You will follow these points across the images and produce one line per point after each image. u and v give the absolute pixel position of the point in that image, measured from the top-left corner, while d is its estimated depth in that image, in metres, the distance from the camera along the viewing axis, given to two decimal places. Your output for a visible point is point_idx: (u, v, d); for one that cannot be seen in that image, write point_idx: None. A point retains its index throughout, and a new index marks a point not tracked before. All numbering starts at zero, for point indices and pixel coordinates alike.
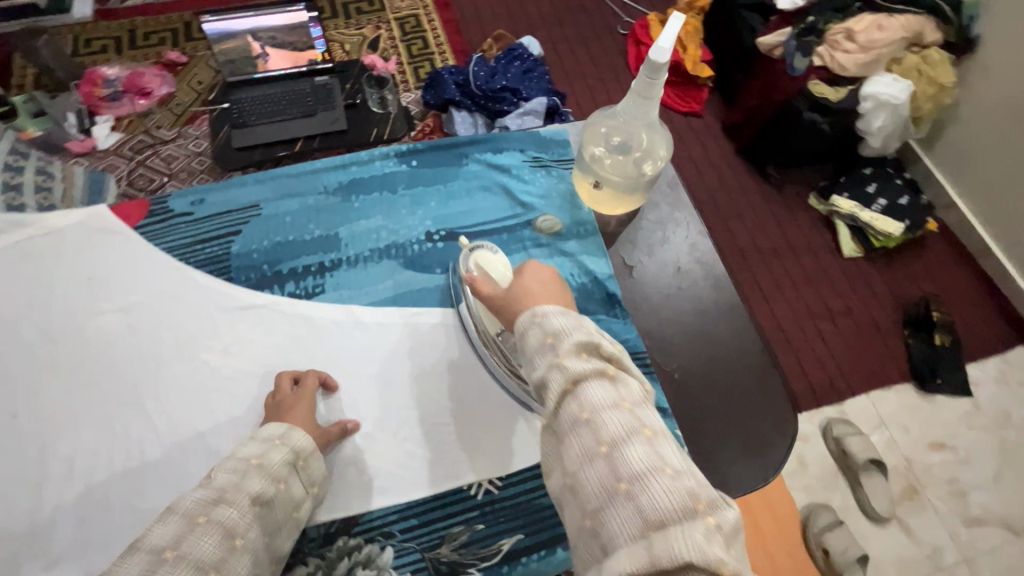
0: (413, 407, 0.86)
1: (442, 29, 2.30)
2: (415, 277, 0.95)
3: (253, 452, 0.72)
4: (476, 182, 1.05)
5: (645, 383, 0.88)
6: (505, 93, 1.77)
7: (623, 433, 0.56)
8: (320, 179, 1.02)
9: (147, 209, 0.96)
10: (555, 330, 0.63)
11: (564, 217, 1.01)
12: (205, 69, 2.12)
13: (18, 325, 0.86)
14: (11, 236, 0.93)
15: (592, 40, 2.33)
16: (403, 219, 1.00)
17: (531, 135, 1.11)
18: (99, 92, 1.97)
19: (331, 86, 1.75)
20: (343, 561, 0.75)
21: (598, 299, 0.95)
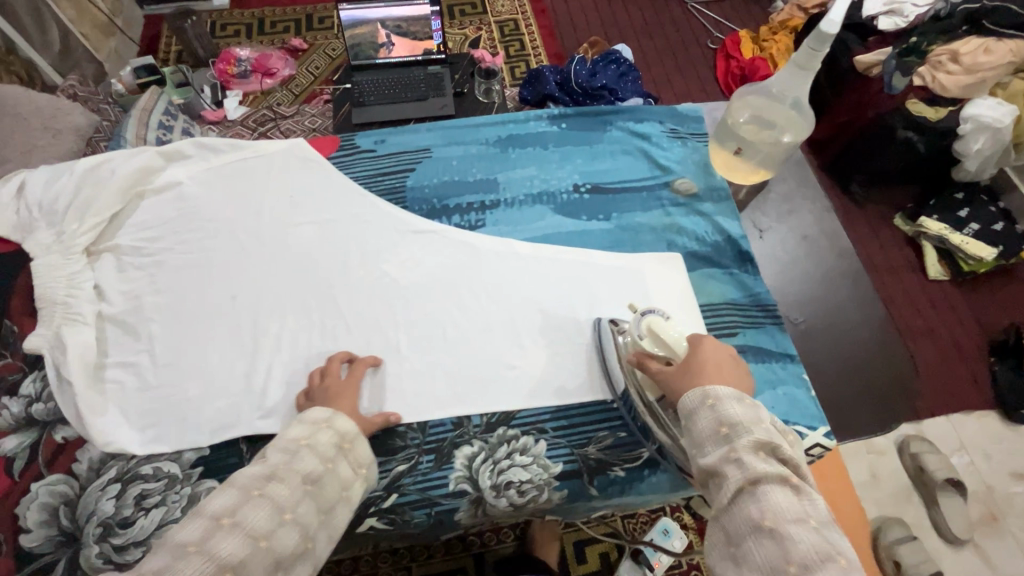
0: (557, 327, 0.97)
1: (539, 33, 2.43)
2: (564, 221, 1.09)
3: (301, 434, 0.77)
4: (620, 146, 1.18)
5: (775, 332, 0.99)
6: (604, 92, 1.87)
7: (813, 555, 0.55)
8: (483, 132, 1.18)
9: (337, 143, 1.16)
10: (731, 421, 0.68)
11: (700, 182, 1.13)
12: (322, 56, 2.32)
13: (234, 226, 1.03)
14: (228, 154, 1.10)
15: (682, 52, 2.40)
16: (554, 171, 1.14)
17: (669, 109, 1.23)
18: (232, 70, 2.20)
19: (442, 74, 1.88)
20: (503, 447, 0.88)
21: (731, 255, 1.06)
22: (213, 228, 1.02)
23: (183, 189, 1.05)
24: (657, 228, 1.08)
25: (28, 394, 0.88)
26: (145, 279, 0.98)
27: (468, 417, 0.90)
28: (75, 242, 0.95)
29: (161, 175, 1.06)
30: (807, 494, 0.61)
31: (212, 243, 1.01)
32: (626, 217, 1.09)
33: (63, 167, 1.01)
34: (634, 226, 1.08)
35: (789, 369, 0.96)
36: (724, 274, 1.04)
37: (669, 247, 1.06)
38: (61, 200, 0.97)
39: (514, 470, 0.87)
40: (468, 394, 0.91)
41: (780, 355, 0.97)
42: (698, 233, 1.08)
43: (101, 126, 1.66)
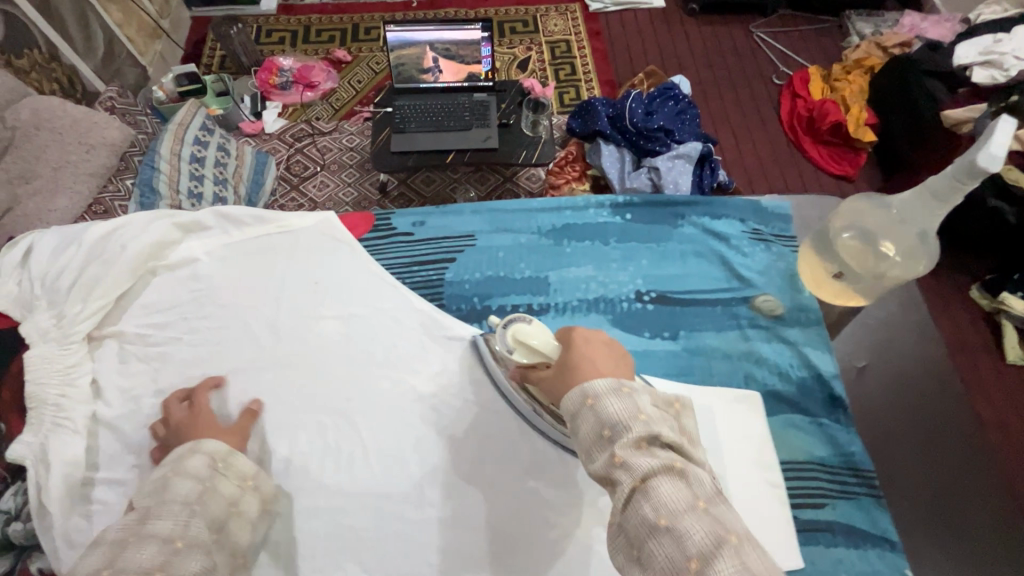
0: (501, 441, 0.86)
1: (592, 57, 2.30)
2: (622, 336, 0.94)
3: (166, 469, 0.71)
4: (691, 246, 1.04)
5: (872, 509, 0.81)
6: (660, 133, 1.73)
7: (707, 542, 0.50)
8: (535, 221, 1.07)
9: (372, 223, 1.07)
10: (612, 421, 0.57)
11: (785, 300, 0.98)
12: (365, 69, 2.24)
13: (250, 316, 0.94)
14: (251, 228, 1.02)
15: (744, 87, 2.24)
16: (614, 272, 1.01)
17: (750, 205, 1.10)
18: (274, 80, 2.14)
19: (488, 103, 1.79)
20: None
21: (819, 399, 0.89)
22: (228, 316, 0.94)
23: (201, 270, 0.98)
24: (732, 355, 0.92)
25: (7, 510, 0.76)
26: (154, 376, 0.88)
27: None
28: (76, 328, 0.86)
29: (175, 249, 0.99)
30: (694, 473, 0.55)
31: (226, 338, 0.92)
32: (694, 337, 0.94)
33: (75, 234, 0.94)
34: (703, 350, 0.93)
35: (885, 560, 0.78)
36: (811, 424, 0.87)
37: (746, 380, 0.90)
38: (68, 276, 0.89)
39: None
40: (492, 556, 0.78)
41: (878, 538, 0.79)
42: (777, 364, 0.92)
43: (137, 139, 1.62)
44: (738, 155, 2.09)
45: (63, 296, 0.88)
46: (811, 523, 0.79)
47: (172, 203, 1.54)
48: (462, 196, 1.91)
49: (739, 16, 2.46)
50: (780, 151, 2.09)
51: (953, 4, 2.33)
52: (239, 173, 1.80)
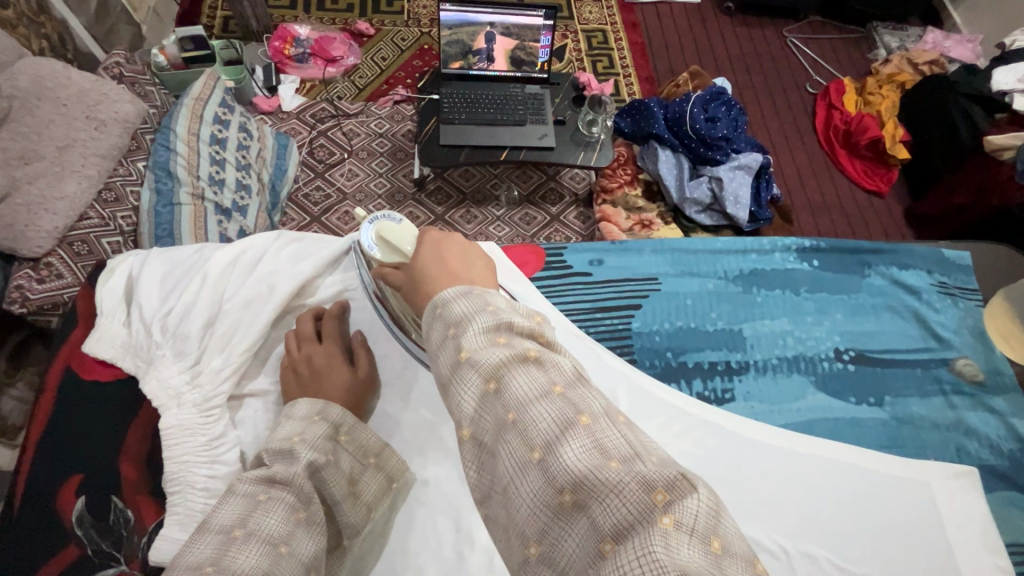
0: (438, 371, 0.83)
1: (629, 50, 2.20)
2: (831, 403, 0.88)
3: (292, 431, 0.65)
4: (883, 300, 0.99)
5: None
6: (722, 141, 1.67)
7: (553, 428, 0.40)
8: (723, 264, 0.99)
9: (545, 261, 0.94)
10: (456, 319, 0.46)
11: (981, 361, 0.94)
12: (390, 45, 2.05)
13: (420, 372, 0.83)
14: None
15: (780, 93, 2.22)
16: (810, 327, 0.94)
17: (933, 252, 1.05)
18: (289, 50, 1.91)
19: (541, 97, 1.66)
20: None
21: None
22: (396, 373, 0.83)
23: (354, 316, 0.85)
24: (941, 425, 0.88)
25: None
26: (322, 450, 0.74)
27: None
28: (219, 390, 0.74)
29: (321, 282, 0.87)
30: (551, 358, 0.44)
31: (419, 401, 0.81)
32: (901, 405, 0.89)
33: (197, 268, 0.82)
34: (912, 418, 0.89)
35: None
36: None
37: (959, 454, 0.86)
38: (195, 318, 0.77)
39: None
40: None
41: None
42: (987, 437, 0.88)
43: (148, 114, 1.39)
44: (777, 165, 2.07)
45: (195, 345, 0.76)
46: None
47: (192, 190, 1.35)
48: (504, 194, 1.78)
49: (772, 19, 2.43)
50: (818, 162, 2.09)
51: (974, 25, 2.37)
52: (263, 156, 1.61)
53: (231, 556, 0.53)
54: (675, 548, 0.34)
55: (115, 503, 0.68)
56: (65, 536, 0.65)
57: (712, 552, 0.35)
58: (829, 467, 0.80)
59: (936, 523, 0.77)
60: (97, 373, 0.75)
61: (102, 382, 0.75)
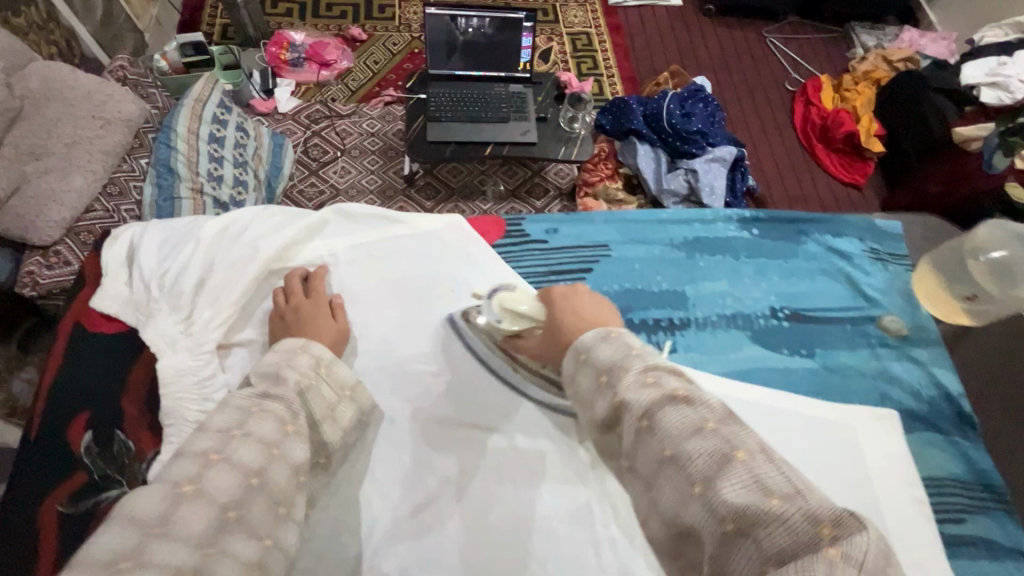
0: (404, 324, 0.93)
1: (612, 52, 2.28)
2: (766, 353, 0.94)
3: (280, 360, 0.67)
4: (818, 263, 1.05)
5: (1003, 520, 0.84)
6: (697, 135, 1.74)
7: (712, 464, 0.47)
8: (669, 233, 1.07)
9: (504, 229, 1.05)
10: (607, 366, 0.57)
11: (907, 318, 1.00)
12: (382, 50, 2.14)
13: (386, 325, 0.92)
14: (368, 229, 1.00)
15: (759, 91, 2.30)
16: (748, 288, 1.01)
17: (865, 223, 1.12)
18: (285, 55, 2.00)
19: (524, 96, 1.74)
20: None
21: (949, 417, 0.92)
22: (367, 324, 0.92)
23: (333, 276, 0.94)
24: (867, 373, 0.94)
25: None
26: None
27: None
28: (211, 336, 0.82)
29: (302, 246, 0.95)
30: (699, 397, 0.52)
31: (382, 350, 0.91)
32: (831, 356, 0.95)
33: (189, 236, 0.90)
34: (841, 368, 0.94)
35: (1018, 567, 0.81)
36: (946, 442, 0.89)
37: (883, 400, 0.92)
38: (188, 278, 0.86)
39: None
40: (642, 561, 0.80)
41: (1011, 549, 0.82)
42: (910, 384, 0.93)
43: (150, 115, 1.47)
44: (755, 160, 2.14)
45: (187, 299, 0.84)
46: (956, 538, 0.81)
47: (192, 184, 1.40)
48: (490, 188, 1.85)
49: (751, 20, 2.51)
50: (796, 157, 2.16)
51: (948, 23, 2.44)
52: (260, 154, 1.67)
53: (212, 480, 0.52)
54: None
55: (118, 435, 0.74)
56: (73, 464, 0.72)
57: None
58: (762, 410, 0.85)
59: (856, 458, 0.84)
60: (101, 326, 0.82)
61: (103, 334, 0.82)
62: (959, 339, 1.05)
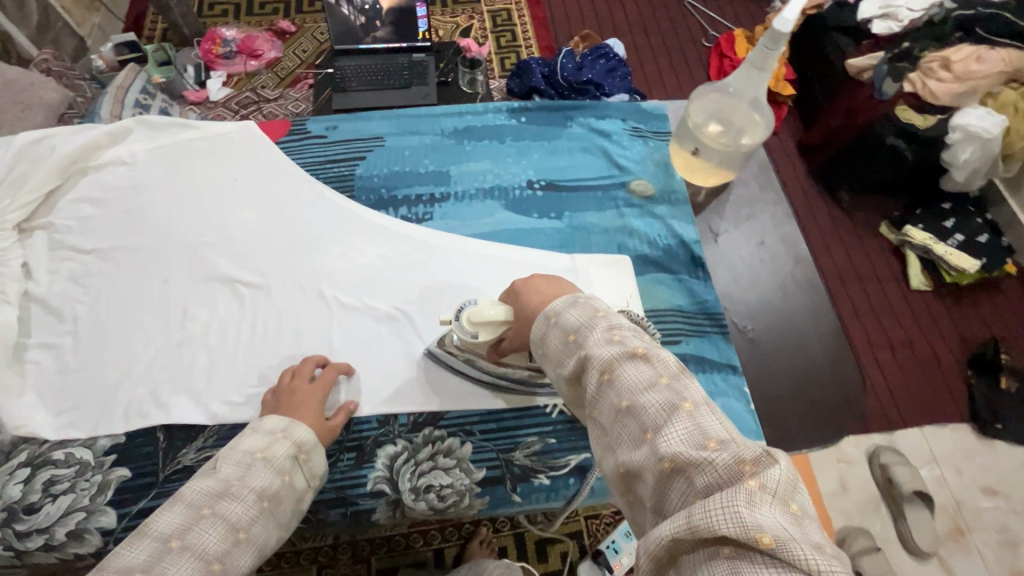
0: (162, 216, 0.77)
1: (531, 25, 2.37)
2: (513, 220, 0.80)
3: (256, 446, 0.55)
4: (592, 136, 0.87)
5: (721, 342, 0.72)
6: (589, 86, 1.83)
7: (659, 408, 0.38)
8: (442, 117, 0.87)
9: (289, 127, 0.85)
10: (576, 325, 0.45)
11: (659, 181, 0.83)
12: (309, 40, 2.28)
13: (139, 212, 0.77)
14: (174, 133, 0.83)
15: (676, 50, 2.37)
16: (508, 162, 0.84)
17: (632, 104, 0.91)
18: (217, 50, 2.16)
19: (426, 63, 1.84)
20: (426, 448, 0.64)
21: (682, 260, 0.77)
22: (127, 201, 0.78)
23: (97, 167, 0.79)
24: (609, 228, 0.79)
25: None
26: (79, 267, 0.72)
27: (393, 415, 0.66)
28: (6, 217, 0.72)
29: (106, 151, 0.81)
30: (656, 349, 0.42)
31: (106, 229, 0.75)
32: (578, 218, 0.80)
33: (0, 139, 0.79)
34: (585, 228, 0.80)
35: (729, 383, 0.70)
36: (672, 280, 0.76)
37: (618, 250, 0.78)
38: None
39: (434, 475, 0.63)
40: (372, 401, 0.66)
41: (724, 365, 0.71)
42: (649, 237, 0.79)
43: (75, 102, 1.62)
44: None
45: None
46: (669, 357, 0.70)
47: None
48: None
49: None
50: None
51: None
52: None
53: (193, 539, 0.47)
54: (763, 513, 0.31)
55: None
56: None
57: (796, 517, 0.32)
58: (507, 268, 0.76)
59: None
60: None
61: None
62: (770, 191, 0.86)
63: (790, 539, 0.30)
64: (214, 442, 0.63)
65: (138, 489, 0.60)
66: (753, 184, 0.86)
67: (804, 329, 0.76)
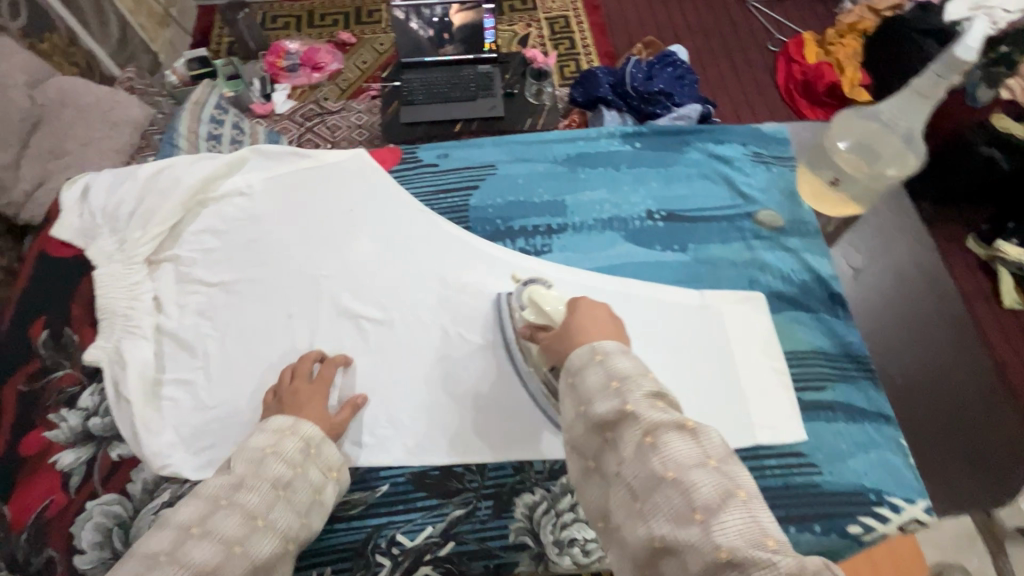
0: (281, 247, 0.76)
1: (590, 31, 2.31)
2: (635, 252, 0.76)
3: (265, 442, 0.55)
4: (709, 163, 0.83)
5: (869, 387, 0.68)
6: (660, 97, 1.77)
7: (714, 494, 0.38)
8: (552, 145, 0.84)
9: (400, 155, 0.84)
10: (622, 372, 0.46)
11: (786, 211, 0.79)
12: (369, 51, 2.29)
13: (260, 244, 0.77)
14: (288, 162, 0.83)
15: (739, 54, 2.27)
16: (624, 191, 0.81)
17: (749, 128, 0.87)
18: (281, 63, 2.19)
19: (492, 74, 1.81)
20: (566, 498, 0.62)
21: (818, 297, 0.73)
22: (248, 233, 0.77)
23: (215, 197, 0.79)
24: (737, 262, 0.75)
25: (86, 408, 0.66)
26: (206, 301, 0.73)
27: (528, 460, 0.64)
28: (137, 250, 0.73)
29: (224, 181, 0.81)
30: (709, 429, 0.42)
31: (229, 261, 0.75)
32: (703, 251, 0.76)
33: (127, 170, 0.80)
34: (712, 261, 0.76)
35: (882, 432, 0.65)
36: (810, 318, 0.72)
37: (750, 285, 0.74)
38: (75, 192, 0.79)
39: (578, 527, 0.60)
40: (505, 447, 0.64)
41: (874, 414, 0.66)
42: (781, 271, 0.75)
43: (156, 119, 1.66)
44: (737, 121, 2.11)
45: (86, 208, 0.77)
46: (810, 401, 0.67)
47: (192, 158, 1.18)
48: None
49: None
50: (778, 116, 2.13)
51: None
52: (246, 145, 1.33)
53: (214, 523, 0.48)
54: None
55: (66, 331, 0.70)
56: (29, 352, 0.69)
57: None
58: (633, 306, 0.73)
59: (719, 353, 0.70)
60: (57, 253, 0.76)
61: (62, 259, 0.75)
62: (904, 221, 0.80)
63: None
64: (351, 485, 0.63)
65: None
66: (891, 210, 0.80)
67: (961, 387, 0.71)
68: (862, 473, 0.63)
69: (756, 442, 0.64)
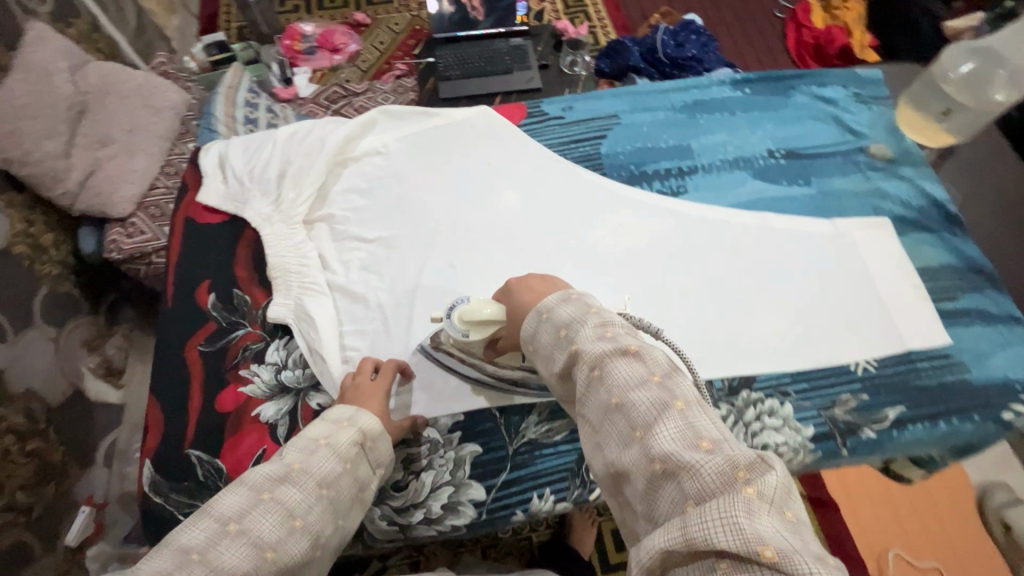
0: (429, 201, 0.78)
1: (603, 5, 2.22)
2: (765, 188, 0.81)
3: (320, 433, 0.55)
4: (816, 104, 0.88)
5: (995, 295, 0.75)
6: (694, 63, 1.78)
7: (649, 411, 0.39)
8: (669, 96, 0.88)
9: (526, 110, 0.87)
10: (568, 320, 0.47)
11: (894, 144, 0.85)
12: (385, 31, 2.26)
13: (408, 199, 0.78)
14: (417, 122, 0.84)
15: (749, 21, 2.14)
16: (743, 133, 0.85)
17: (845, 72, 0.92)
18: (298, 46, 2.14)
19: (524, 48, 1.75)
20: (751, 409, 0.66)
21: (936, 219, 0.80)
22: (392, 189, 0.79)
23: (354, 157, 0.80)
24: (859, 192, 0.81)
25: (275, 362, 0.67)
26: (368, 256, 0.74)
27: (709, 379, 0.68)
28: (296, 210, 0.75)
29: (358, 142, 0.82)
30: (649, 351, 0.42)
31: (381, 216, 0.77)
32: (826, 183, 0.82)
33: (260, 137, 0.82)
34: (836, 193, 0.81)
35: (1014, 332, 0.72)
36: (934, 239, 0.78)
37: (874, 212, 0.80)
38: (212, 160, 0.80)
39: (768, 434, 0.65)
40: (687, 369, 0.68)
41: (1005, 317, 0.73)
42: (901, 198, 0.81)
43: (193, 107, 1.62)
44: None
45: (230, 174, 0.78)
46: (949, 310, 0.73)
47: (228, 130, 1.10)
48: None
49: None
50: None
51: None
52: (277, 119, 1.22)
53: (253, 520, 0.46)
54: (759, 518, 0.31)
55: (235, 293, 0.71)
56: (202, 316, 0.70)
57: (788, 523, 0.32)
58: (775, 236, 0.78)
59: (861, 271, 0.75)
60: (205, 218, 0.76)
61: (210, 225, 0.76)
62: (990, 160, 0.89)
63: (791, 549, 0.30)
64: (550, 414, 0.65)
65: (495, 463, 0.62)
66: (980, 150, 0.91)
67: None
68: (1005, 369, 0.70)
69: (910, 348, 0.70)
